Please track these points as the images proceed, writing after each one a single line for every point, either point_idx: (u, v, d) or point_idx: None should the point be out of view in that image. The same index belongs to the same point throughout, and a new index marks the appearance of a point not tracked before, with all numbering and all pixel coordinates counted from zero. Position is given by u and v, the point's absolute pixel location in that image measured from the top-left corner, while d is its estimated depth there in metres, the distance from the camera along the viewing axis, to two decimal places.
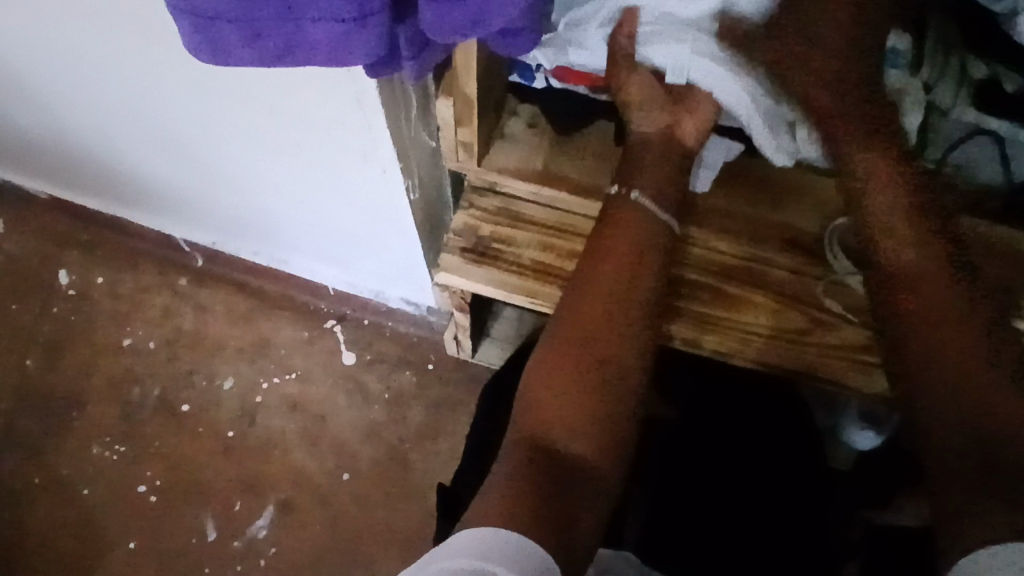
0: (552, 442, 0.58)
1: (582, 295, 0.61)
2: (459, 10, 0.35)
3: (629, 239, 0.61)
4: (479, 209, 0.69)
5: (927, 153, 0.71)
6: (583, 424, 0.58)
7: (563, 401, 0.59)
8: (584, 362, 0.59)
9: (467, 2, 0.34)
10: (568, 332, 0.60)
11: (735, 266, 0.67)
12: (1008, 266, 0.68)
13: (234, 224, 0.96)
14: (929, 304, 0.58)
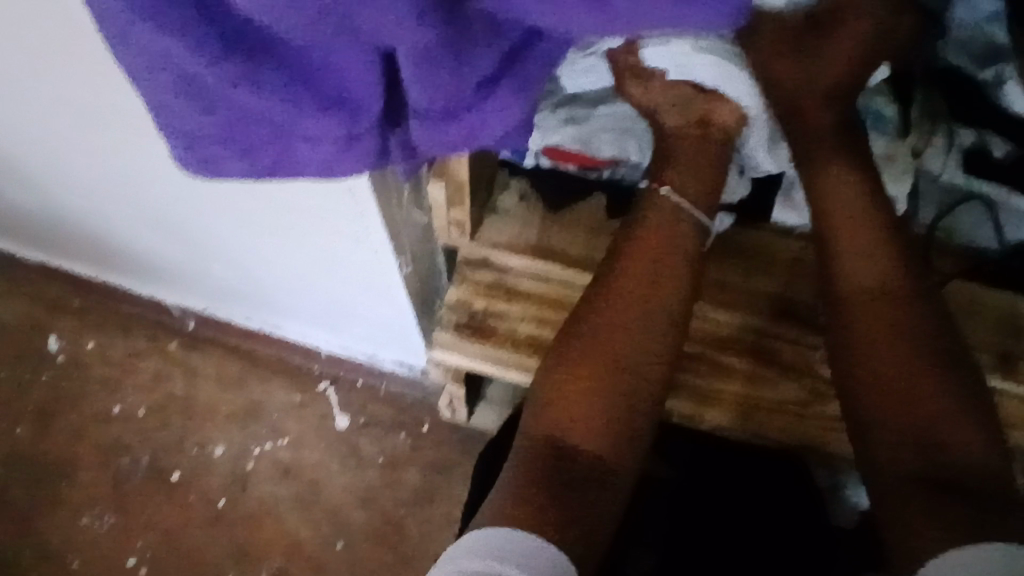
0: (565, 442, 0.56)
1: (608, 297, 0.59)
2: (448, 131, 0.35)
3: (662, 238, 0.59)
4: (474, 283, 0.68)
5: (919, 218, 0.71)
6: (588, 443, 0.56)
7: (582, 403, 0.56)
8: (597, 381, 0.57)
9: (454, 124, 0.35)
10: (581, 348, 0.58)
11: (732, 337, 0.66)
12: (1004, 329, 0.69)
13: (226, 291, 0.95)
14: (915, 366, 0.56)
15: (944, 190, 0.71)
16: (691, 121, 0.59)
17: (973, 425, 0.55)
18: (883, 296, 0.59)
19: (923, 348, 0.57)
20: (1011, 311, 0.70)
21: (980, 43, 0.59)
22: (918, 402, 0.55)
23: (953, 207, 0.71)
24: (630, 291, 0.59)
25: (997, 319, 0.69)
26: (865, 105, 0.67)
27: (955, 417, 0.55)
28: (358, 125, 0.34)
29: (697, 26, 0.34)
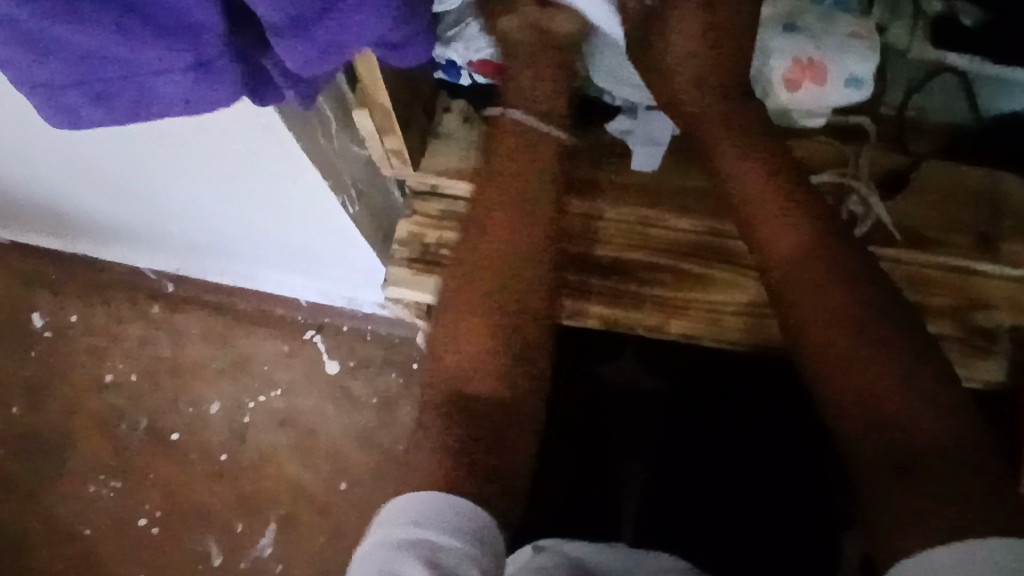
0: (462, 388, 0.55)
1: (481, 228, 0.59)
2: (320, 30, 0.33)
3: (517, 163, 0.59)
4: (423, 215, 0.65)
5: (886, 100, 0.66)
6: (509, 388, 0.55)
7: (464, 344, 0.56)
8: (497, 334, 0.56)
9: (327, 22, 0.33)
10: (465, 304, 0.57)
11: (696, 244, 0.64)
12: (985, 211, 0.64)
13: (191, 247, 0.93)
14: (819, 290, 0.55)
15: (913, 65, 0.66)
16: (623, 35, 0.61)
17: (899, 347, 0.53)
18: (784, 219, 0.58)
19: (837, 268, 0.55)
20: (994, 188, 0.64)
21: None
22: (837, 322, 0.54)
23: (924, 83, 0.66)
24: (503, 217, 0.59)
25: (976, 199, 0.64)
26: None
27: (879, 347, 0.53)
28: (204, 44, 0.31)
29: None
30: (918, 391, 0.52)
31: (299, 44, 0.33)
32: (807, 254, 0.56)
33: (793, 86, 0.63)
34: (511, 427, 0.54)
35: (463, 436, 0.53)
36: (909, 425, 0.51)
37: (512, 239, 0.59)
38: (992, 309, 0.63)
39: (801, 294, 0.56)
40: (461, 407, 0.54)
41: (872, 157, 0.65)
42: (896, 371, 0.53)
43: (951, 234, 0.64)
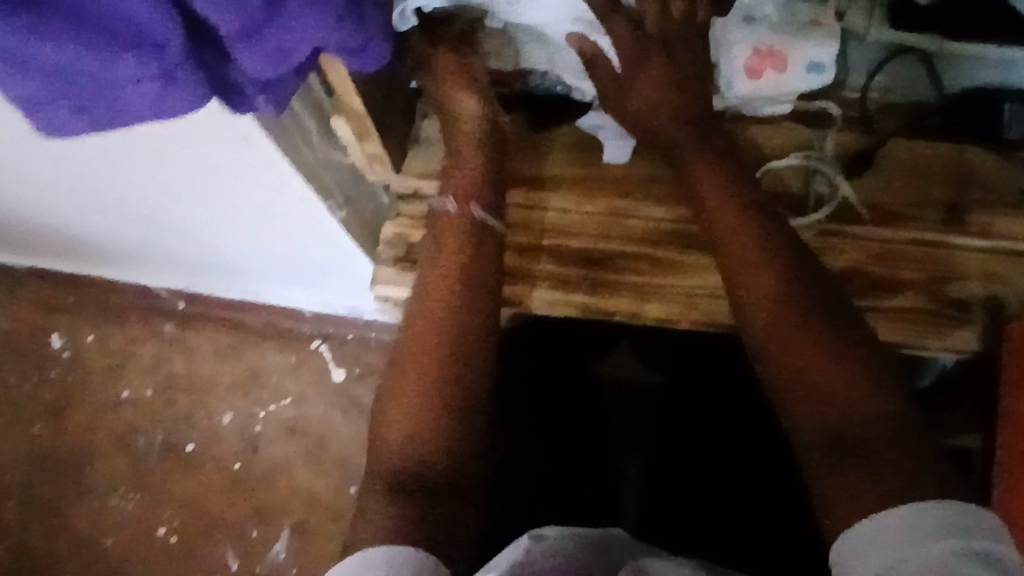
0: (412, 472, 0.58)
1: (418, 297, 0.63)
2: (265, 36, 0.36)
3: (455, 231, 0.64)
4: (406, 217, 0.68)
5: (848, 81, 0.68)
6: (441, 476, 0.58)
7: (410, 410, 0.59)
8: (436, 357, 0.61)
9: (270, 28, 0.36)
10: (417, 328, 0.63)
11: (667, 231, 0.67)
12: (952, 183, 0.66)
13: (197, 264, 0.97)
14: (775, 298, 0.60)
15: (869, 46, 0.67)
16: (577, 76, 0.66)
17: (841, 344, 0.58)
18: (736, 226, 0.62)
19: (779, 270, 0.61)
20: (959, 160, 0.67)
21: None
22: (783, 317, 0.60)
23: (881, 63, 0.67)
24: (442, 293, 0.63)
25: (943, 171, 0.66)
26: None
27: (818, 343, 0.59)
28: (167, 53, 0.34)
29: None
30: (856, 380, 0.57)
31: (248, 49, 0.36)
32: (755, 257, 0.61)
33: (754, 74, 0.66)
34: (448, 505, 0.57)
35: (419, 445, 0.59)
36: (843, 408, 0.56)
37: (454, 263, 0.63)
38: (964, 280, 0.64)
39: (756, 290, 0.61)
40: (398, 474, 0.58)
41: (836, 141, 0.68)
42: (827, 363, 0.58)
43: (918, 209, 0.65)
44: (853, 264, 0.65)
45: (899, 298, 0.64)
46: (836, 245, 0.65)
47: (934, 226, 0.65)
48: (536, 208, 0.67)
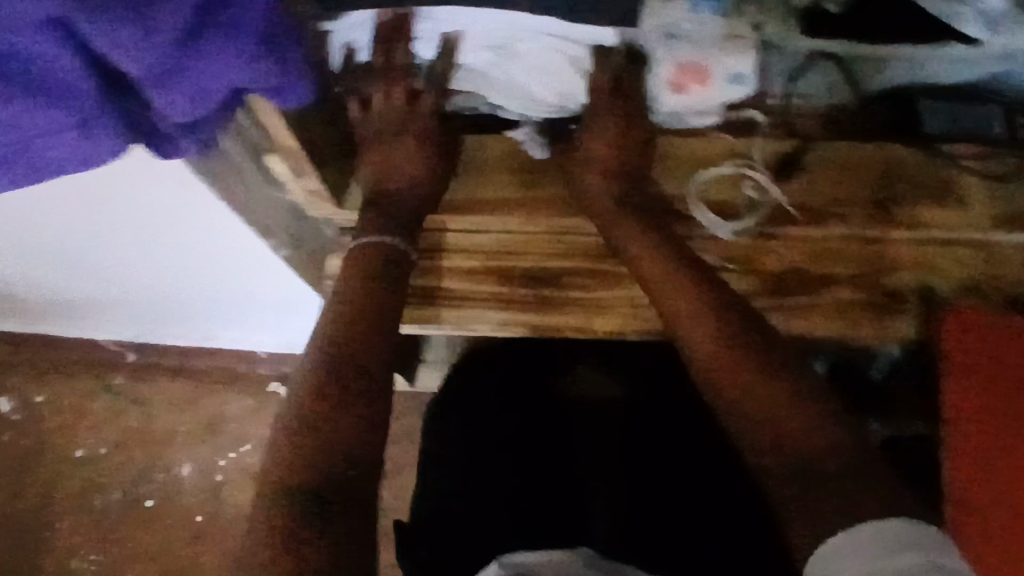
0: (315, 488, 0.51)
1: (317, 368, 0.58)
2: (178, 84, 0.38)
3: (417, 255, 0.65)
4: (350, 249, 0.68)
5: (769, 90, 0.71)
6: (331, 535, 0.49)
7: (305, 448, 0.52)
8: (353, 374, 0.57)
9: (183, 75, 0.37)
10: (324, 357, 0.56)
11: (612, 245, 0.68)
12: (876, 179, 0.68)
13: (145, 313, 0.95)
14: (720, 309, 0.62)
15: (789, 54, 0.69)
16: (526, 96, 0.66)
17: (762, 356, 0.60)
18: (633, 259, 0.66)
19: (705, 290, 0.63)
20: (885, 157, 0.69)
21: None
22: (721, 351, 0.60)
23: (801, 69, 0.70)
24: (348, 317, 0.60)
25: (868, 170, 0.68)
26: None
27: (738, 345, 0.60)
28: (83, 105, 0.36)
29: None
30: (800, 397, 0.57)
31: (165, 94, 0.38)
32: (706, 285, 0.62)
33: (679, 90, 0.68)
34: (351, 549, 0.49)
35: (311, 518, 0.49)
36: (792, 432, 0.56)
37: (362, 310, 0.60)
38: (897, 272, 0.67)
39: (682, 316, 0.62)
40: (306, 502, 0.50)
41: (763, 147, 0.70)
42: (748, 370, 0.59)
43: (847, 206, 0.68)
44: (788, 263, 0.67)
45: (835, 292, 0.66)
46: (773, 247, 0.67)
47: (868, 220, 0.67)
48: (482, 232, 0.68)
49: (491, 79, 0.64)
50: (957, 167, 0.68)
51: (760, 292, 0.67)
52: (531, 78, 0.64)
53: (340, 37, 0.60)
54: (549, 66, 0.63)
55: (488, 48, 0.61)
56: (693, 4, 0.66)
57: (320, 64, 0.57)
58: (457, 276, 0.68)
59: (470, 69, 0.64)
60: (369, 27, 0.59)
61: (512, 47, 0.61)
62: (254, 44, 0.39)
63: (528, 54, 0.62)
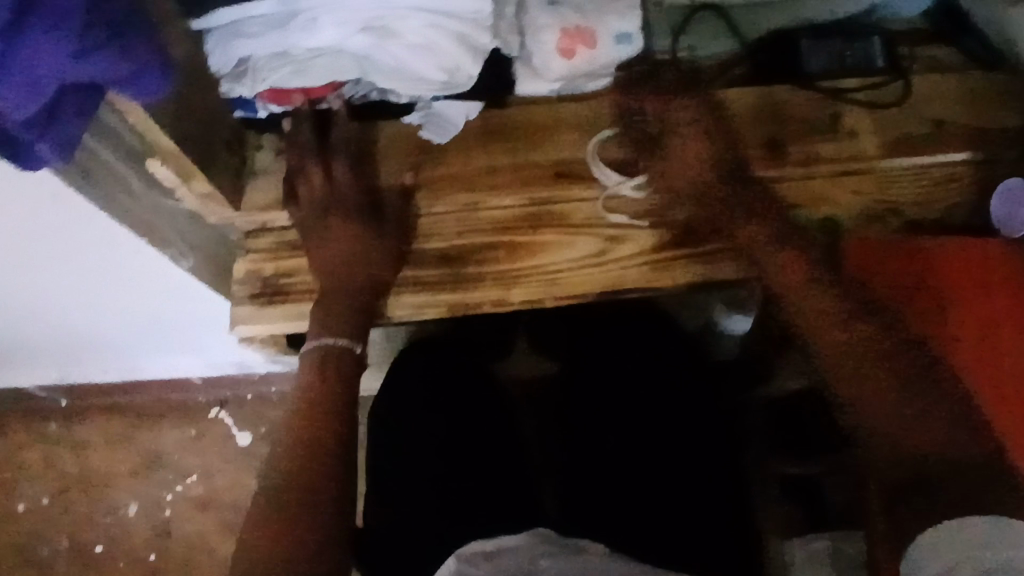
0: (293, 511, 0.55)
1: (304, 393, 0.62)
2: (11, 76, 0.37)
3: (343, 248, 0.64)
4: (257, 252, 0.67)
5: (655, 48, 0.72)
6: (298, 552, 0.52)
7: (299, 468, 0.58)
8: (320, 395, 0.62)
9: (12, 66, 0.37)
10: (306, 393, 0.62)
11: (522, 215, 0.68)
12: (768, 121, 0.70)
13: (66, 351, 0.93)
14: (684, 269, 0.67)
15: (671, 10, 0.72)
16: (417, 81, 0.62)
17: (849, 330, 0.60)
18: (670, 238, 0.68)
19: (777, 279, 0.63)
20: (769, 99, 0.70)
21: None
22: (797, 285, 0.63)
23: (683, 24, 0.72)
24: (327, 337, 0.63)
25: (759, 113, 0.70)
26: None
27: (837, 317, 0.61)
28: None
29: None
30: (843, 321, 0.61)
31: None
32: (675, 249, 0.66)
33: (569, 55, 0.68)
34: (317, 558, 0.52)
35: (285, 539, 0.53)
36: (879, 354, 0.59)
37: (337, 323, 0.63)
38: (797, 209, 0.69)
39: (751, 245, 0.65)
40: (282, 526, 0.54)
41: (656, 103, 0.71)
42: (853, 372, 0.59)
43: (743, 150, 0.69)
44: (693, 213, 0.68)
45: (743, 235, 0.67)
46: (678, 198, 0.68)
47: (765, 162, 0.69)
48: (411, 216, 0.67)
49: (378, 64, 0.61)
50: (840, 100, 0.70)
51: (669, 244, 0.67)
52: (416, 59, 0.60)
53: (214, 35, 0.59)
54: (431, 40, 0.60)
55: (364, 27, 0.59)
56: None
57: (190, 63, 0.56)
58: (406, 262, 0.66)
59: (353, 57, 0.61)
60: (238, 18, 0.58)
61: (389, 20, 0.59)
62: (80, 29, 0.38)
63: (409, 30, 0.59)
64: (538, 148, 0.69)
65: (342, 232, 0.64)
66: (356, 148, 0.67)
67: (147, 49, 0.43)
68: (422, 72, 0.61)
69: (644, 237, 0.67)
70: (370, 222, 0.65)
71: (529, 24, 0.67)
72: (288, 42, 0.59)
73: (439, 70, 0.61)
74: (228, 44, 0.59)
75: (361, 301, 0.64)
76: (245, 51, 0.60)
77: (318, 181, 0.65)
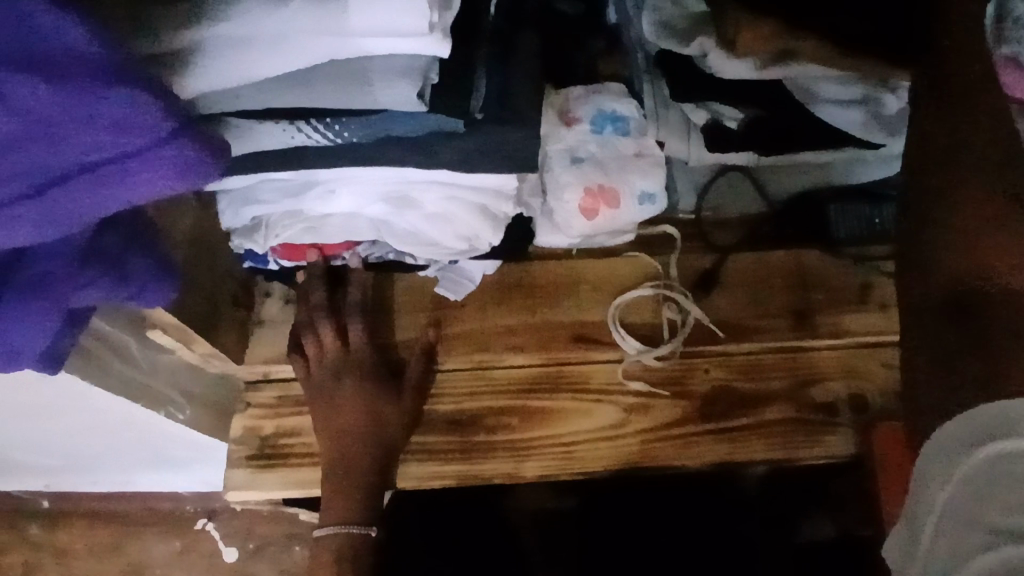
0: None
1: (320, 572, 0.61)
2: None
3: (349, 414, 0.61)
4: (258, 406, 0.64)
5: (680, 206, 0.70)
6: None
7: None
8: None
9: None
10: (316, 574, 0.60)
11: (539, 377, 0.64)
12: (795, 288, 0.67)
13: (52, 462, 0.89)
14: (723, 445, 0.63)
15: (695, 169, 0.70)
16: (434, 246, 0.60)
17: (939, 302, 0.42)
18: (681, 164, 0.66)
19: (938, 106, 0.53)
20: (797, 264, 0.68)
21: (687, 24, 0.63)
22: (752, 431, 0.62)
23: (708, 182, 0.71)
24: (343, 501, 0.60)
25: (784, 279, 0.68)
26: (604, 105, 0.67)
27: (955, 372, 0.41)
28: None
29: (167, 183, 0.33)
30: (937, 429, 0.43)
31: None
32: (705, 432, 0.63)
33: (590, 215, 0.65)
34: None
35: None
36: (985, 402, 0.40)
37: (352, 491, 0.60)
38: (827, 382, 0.64)
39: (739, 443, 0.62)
40: None
41: (679, 263, 0.68)
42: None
43: (768, 319, 0.66)
44: (717, 383, 0.64)
45: (769, 412, 0.63)
46: (700, 367, 0.65)
47: (792, 332, 0.66)
48: (427, 373, 0.64)
49: (396, 230, 0.59)
50: (869, 268, 0.67)
51: (691, 417, 0.63)
52: (433, 228, 0.58)
53: (232, 195, 0.57)
54: (452, 211, 0.58)
55: (386, 197, 0.57)
56: (596, 128, 0.66)
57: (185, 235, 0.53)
58: (417, 426, 0.62)
59: (372, 221, 0.59)
60: (254, 182, 0.56)
61: (411, 192, 0.56)
62: (66, 278, 0.39)
63: (429, 202, 0.57)
64: (564, 305, 0.66)
65: (348, 396, 0.61)
66: (367, 303, 0.65)
67: (150, 272, 0.43)
68: (441, 241, 0.60)
69: (669, 408, 0.63)
70: (385, 388, 0.62)
71: (551, 184, 0.65)
72: (305, 207, 0.57)
73: (457, 239, 0.59)
74: (243, 207, 0.57)
75: (366, 471, 0.60)
76: (260, 213, 0.58)
77: (327, 339, 0.63)
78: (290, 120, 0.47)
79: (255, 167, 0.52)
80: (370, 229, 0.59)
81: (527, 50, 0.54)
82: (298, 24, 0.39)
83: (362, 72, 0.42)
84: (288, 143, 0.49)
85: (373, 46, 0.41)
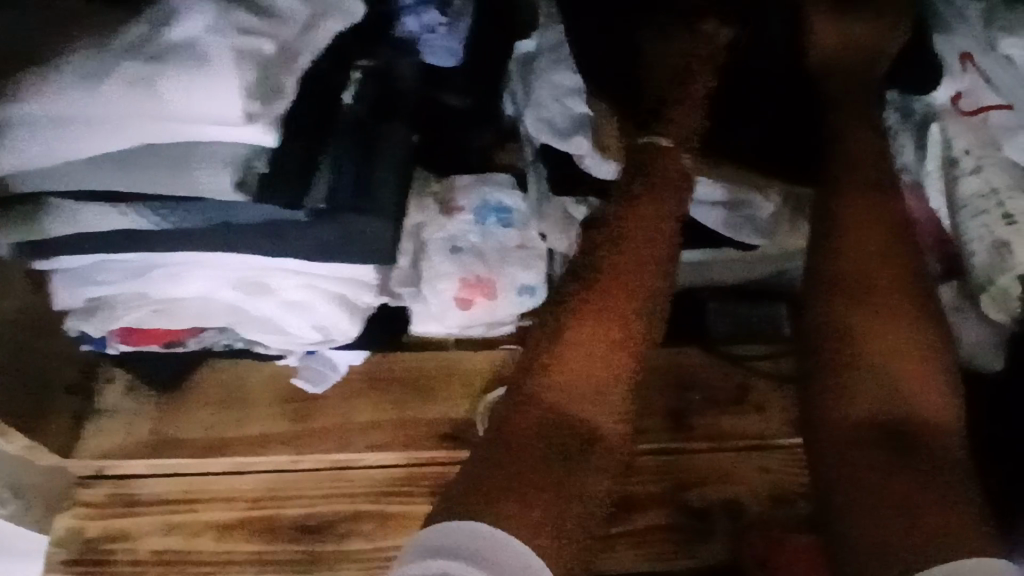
0: None
1: None
2: None
3: (206, 513, 0.57)
4: (85, 505, 0.57)
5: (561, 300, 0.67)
6: None
7: None
8: None
9: None
10: None
11: (402, 477, 0.60)
12: (674, 387, 0.65)
13: None
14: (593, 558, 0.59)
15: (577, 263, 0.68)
16: (291, 335, 0.56)
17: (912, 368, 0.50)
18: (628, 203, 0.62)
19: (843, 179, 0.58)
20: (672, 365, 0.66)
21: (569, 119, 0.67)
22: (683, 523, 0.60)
23: None
24: None
25: (663, 378, 0.65)
26: (490, 192, 0.65)
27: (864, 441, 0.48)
28: None
29: None
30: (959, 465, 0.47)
31: None
32: None
33: (465, 305, 0.63)
34: None
35: None
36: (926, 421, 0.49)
37: None
38: (703, 486, 0.62)
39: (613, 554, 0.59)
40: None
41: None
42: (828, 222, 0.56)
43: (647, 419, 0.64)
44: None
45: (643, 519, 0.60)
46: None
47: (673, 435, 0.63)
48: (286, 474, 0.59)
49: (250, 317, 0.55)
50: (747, 369, 0.66)
51: None
52: (288, 316, 0.55)
53: (64, 273, 0.53)
54: (308, 297, 0.54)
55: (236, 282, 0.53)
56: (478, 217, 0.65)
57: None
58: (262, 533, 0.57)
59: (222, 308, 0.55)
60: (90, 261, 0.52)
61: (265, 277, 0.53)
62: None
63: (285, 289, 0.54)
64: (435, 401, 0.62)
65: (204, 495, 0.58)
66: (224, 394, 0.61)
67: None
68: (296, 330, 0.55)
69: None
70: (238, 489, 0.58)
71: (427, 273, 0.63)
72: (147, 288, 0.53)
73: (315, 329, 0.55)
74: (75, 285, 0.53)
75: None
76: (95, 294, 0.54)
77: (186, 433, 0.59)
78: (114, 202, 0.44)
79: (86, 251, 0.48)
80: (223, 317, 0.55)
81: (394, 142, 0.52)
82: (115, 108, 0.38)
83: (185, 158, 0.40)
84: (113, 230, 0.46)
85: (198, 133, 0.39)
